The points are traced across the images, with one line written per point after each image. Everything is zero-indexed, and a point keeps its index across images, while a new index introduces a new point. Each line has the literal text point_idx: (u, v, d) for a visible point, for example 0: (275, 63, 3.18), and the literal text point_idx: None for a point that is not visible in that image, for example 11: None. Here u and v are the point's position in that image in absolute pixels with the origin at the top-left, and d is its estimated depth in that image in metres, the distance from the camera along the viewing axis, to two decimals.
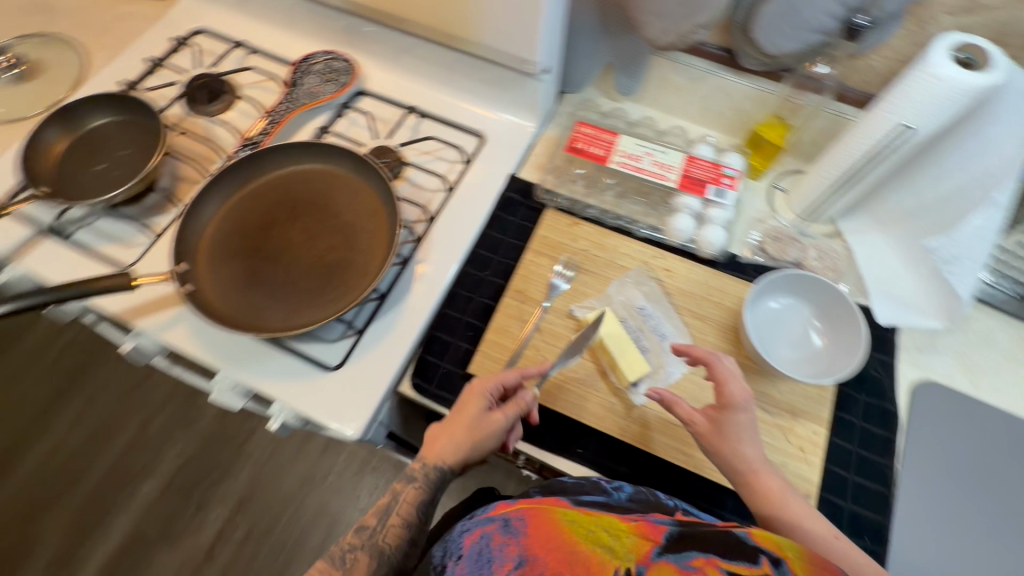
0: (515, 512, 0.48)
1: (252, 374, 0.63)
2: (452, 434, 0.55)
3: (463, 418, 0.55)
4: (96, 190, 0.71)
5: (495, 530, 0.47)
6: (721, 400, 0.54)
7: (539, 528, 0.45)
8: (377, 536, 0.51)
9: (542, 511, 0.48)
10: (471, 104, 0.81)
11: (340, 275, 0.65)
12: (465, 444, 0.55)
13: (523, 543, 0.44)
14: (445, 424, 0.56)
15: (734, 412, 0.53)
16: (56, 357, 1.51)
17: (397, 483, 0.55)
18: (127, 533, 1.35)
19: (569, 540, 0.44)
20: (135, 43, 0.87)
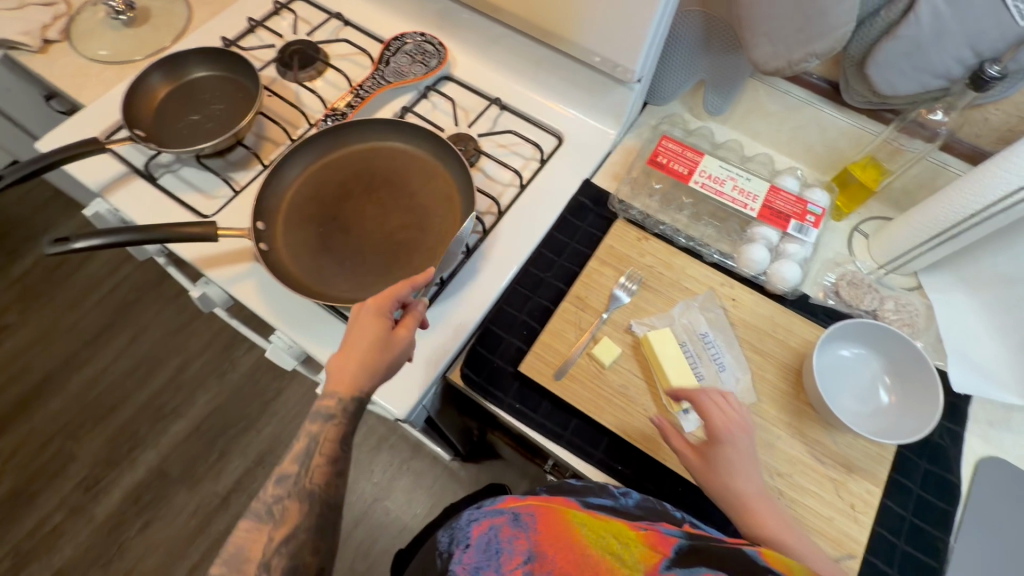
0: (526, 507, 0.48)
1: (310, 338, 0.64)
2: (357, 357, 0.50)
3: (360, 342, 0.51)
4: (188, 139, 0.73)
5: (504, 522, 0.47)
6: (710, 427, 0.54)
7: (549, 522, 0.46)
8: (301, 480, 0.47)
9: (553, 505, 0.48)
10: (554, 104, 0.80)
11: (408, 255, 0.66)
12: (373, 364, 0.51)
13: (533, 538, 0.45)
14: (347, 350, 0.51)
15: (722, 446, 0.53)
16: (112, 290, 1.58)
17: (313, 423, 0.49)
18: (153, 467, 1.41)
19: (579, 542, 0.44)
20: (239, 2, 0.90)
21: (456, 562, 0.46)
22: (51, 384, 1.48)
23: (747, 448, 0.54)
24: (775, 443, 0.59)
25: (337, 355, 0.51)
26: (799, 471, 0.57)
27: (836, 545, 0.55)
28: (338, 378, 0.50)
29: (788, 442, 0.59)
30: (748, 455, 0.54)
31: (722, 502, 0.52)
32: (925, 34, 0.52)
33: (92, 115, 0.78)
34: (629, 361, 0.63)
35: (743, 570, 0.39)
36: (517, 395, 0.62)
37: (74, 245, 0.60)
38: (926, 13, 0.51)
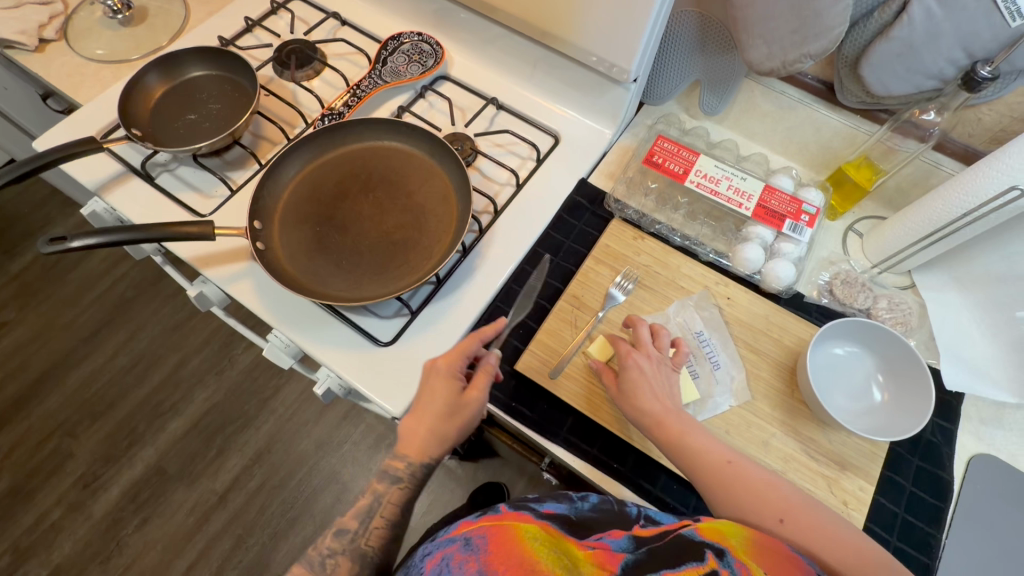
0: (477, 530, 0.48)
1: (307, 338, 0.64)
2: (429, 422, 0.56)
3: (432, 406, 0.56)
4: (185, 138, 0.74)
5: (456, 550, 0.47)
6: (622, 351, 0.59)
7: (499, 543, 0.46)
8: (360, 538, 0.55)
9: (499, 523, 0.48)
10: (551, 103, 0.81)
11: (405, 254, 0.66)
12: (442, 428, 0.56)
13: (483, 560, 0.45)
14: (418, 414, 0.57)
15: (627, 367, 0.58)
16: (109, 288, 1.58)
17: (379, 483, 0.57)
18: (150, 465, 1.41)
19: (529, 557, 0.44)
20: (236, 1, 0.90)
21: None
22: (48, 382, 1.48)
23: (658, 368, 0.58)
24: (769, 441, 0.59)
25: (411, 415, 0.57)
26: (792, 469, 0.58)
27: None
28: (411, 439, 0.56)
29: (782, 439, 0.59)
30: (660, 376, 0.58)
31: (638, 422, 0.56)
32: (918, 36, 0.53)
33: (89, 114, 0.78)
34: None
35: (685, 556, 0.43)
36: (513, 394, 0.63)
37: (71, 244, 0.60)
38: (920, 14, 0.51)
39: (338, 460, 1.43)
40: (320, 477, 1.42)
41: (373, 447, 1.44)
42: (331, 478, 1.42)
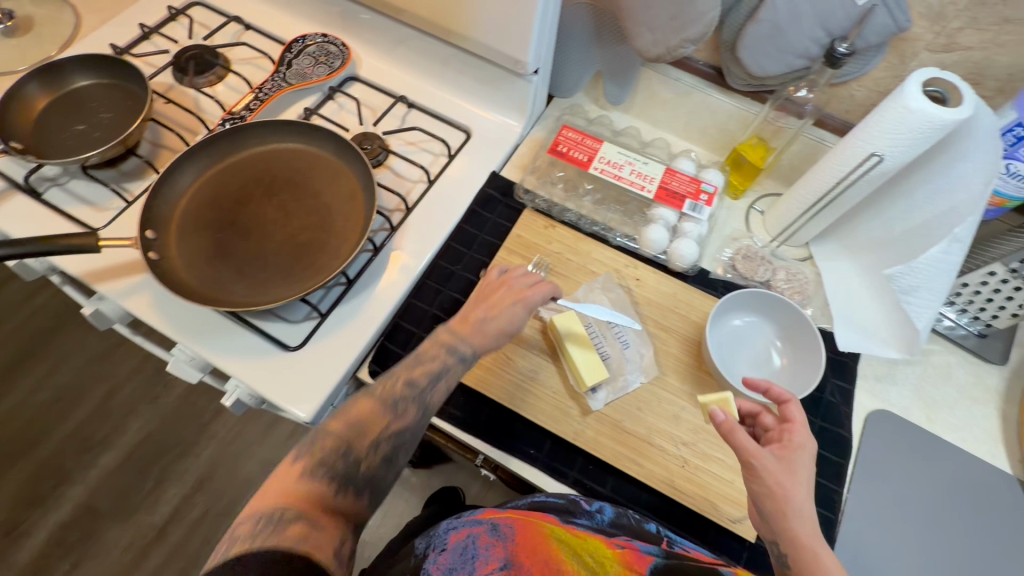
0: (504, 519, 0.51)
1: (209, 348, 0.62)
2: (490, 320, 0.59)
3: (502, 305, 0.60)
4: (73, 150, 0.70)
5: (482, 531, 0.49)
6: (792, 438, 0.48)
7: (527, 535, 0.49)
8: (426, 396, 0.54)
9: (531, 520, 0.51)
10: (461, 99, 0.81)
11: (311, 256, 0.65)
12: (499, 334, 0.58)
13: (511, 547, 0.47)
14: (483, 308, 0.59)
15: (803, 449, 0.48)
16: (26, 320, 1.49)
17: (450, 359, 0.56)
18: (79, 505, 1.33)
19: (556, 558, 0.47)
20: (130, 9, 0.86)
21: (431, 563, 0.46)
22: None
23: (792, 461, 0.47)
24: (679, 414, 0.60)
25: (477, 299, 0.61)
26: (702, 439, 0.59)
27: (738, 505, 0.57)
28: (470, 314, 0.59)
29: (691, 411, 0.61)
30: (804, 468, 0.47)
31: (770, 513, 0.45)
32: (782, 17, 0.56)
33: None
34: (538, 344, 0.64)
35: None
36: None
37: None
38: None
39: None
40: None
41: None
42: None
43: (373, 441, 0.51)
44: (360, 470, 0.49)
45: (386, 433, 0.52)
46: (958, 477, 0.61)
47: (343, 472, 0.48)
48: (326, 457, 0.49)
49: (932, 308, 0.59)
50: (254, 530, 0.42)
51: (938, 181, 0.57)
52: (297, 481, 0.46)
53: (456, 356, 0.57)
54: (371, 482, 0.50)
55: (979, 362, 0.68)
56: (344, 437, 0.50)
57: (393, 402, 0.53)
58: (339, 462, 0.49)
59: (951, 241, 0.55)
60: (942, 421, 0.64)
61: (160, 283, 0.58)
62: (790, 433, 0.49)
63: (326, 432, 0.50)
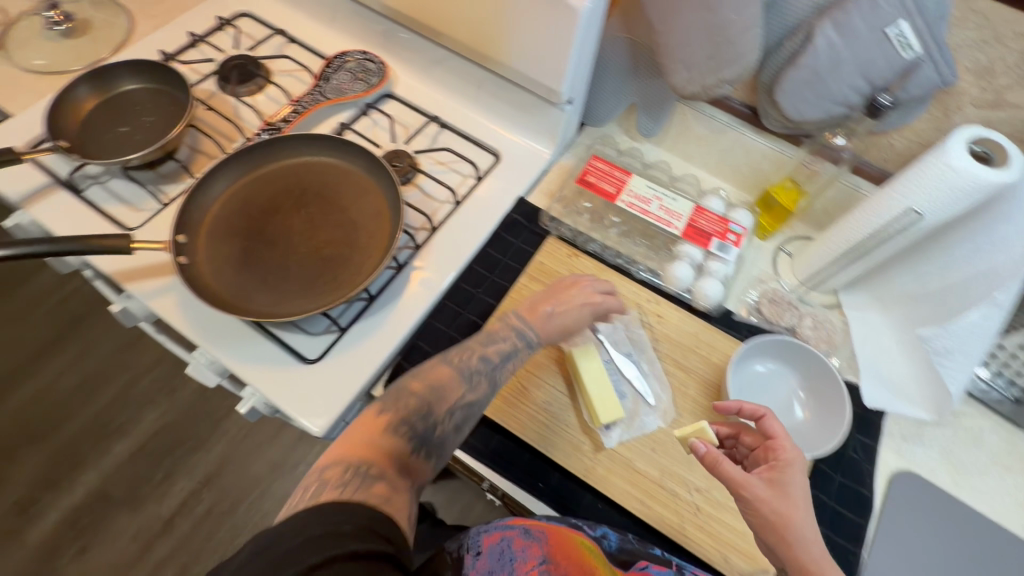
0: (534, 524, 0.54)
1: (228, 354, 0.62)
2: (544, 303, 0.61)
3: (570, 298, 0.62)
4: (117, 150, 0.72)
5: (514, 535, 0.52)
6: (777, 456, 0.50)
7: (560, 540, 0.52)
8: (496, 373, 0.56)
9: (564, 532, 0.54)
10: (494, 123, 0.82)
11: (334, 269, 0.65)
12: (552, 314, 0.61)
13: (545, 549, 0.51)
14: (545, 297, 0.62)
15: (790, 469, 0.49)
16: (61, 306, 1.58)
17: (517, 336, 0.59)
18: (91, 490, 1.36)
19: (587, 563, 0.51)
20: (182, 17, 0.90)
21: (470, 567, 0.50)
22: None
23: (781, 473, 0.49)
24: (694, 459, 0.59)
25: (549, 293, 0.63)
26: (716, 487, 0.58)
27: (748, 558, 0.55)
28: (537, 307, 0.61)
29: None
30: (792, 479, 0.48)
31: (759, 526, 0.47)
32: (822, 64, 0.55)
33: (20, 126, 0.76)
34: (554, 375, 0.63)
35: None
36: None
37: None
38: (822, 43, 0.54)
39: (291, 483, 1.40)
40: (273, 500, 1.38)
41: None
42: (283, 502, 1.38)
43: (450, 409, 0.52)
44: (434, 427, 0.50)
45: (458, 405, 0.53)
46: (986, 550, 0.58)
47: (421, 431, 0.49)
48: (394, 401, 0.50)
49: (966, 371, 0.58)
50: (344, 477, 0.41)
51: (979, 241, 0.55)
52: (377, 437, 0.46)
53: (523, 340, 0.59)
54: (444, 447, 0.51)
55: (1014, 429, 0.65)
56: (426, 399, 0.51)
57: (466, 372, 0.55)
58: (418, 420, 0.49)
59: (989, 305, 0.54)
60: (971, 488, 0.61)
61: (187, 288, 0.59)
62: (774, 452, 0.50)
63: (410, 391, 0.51)
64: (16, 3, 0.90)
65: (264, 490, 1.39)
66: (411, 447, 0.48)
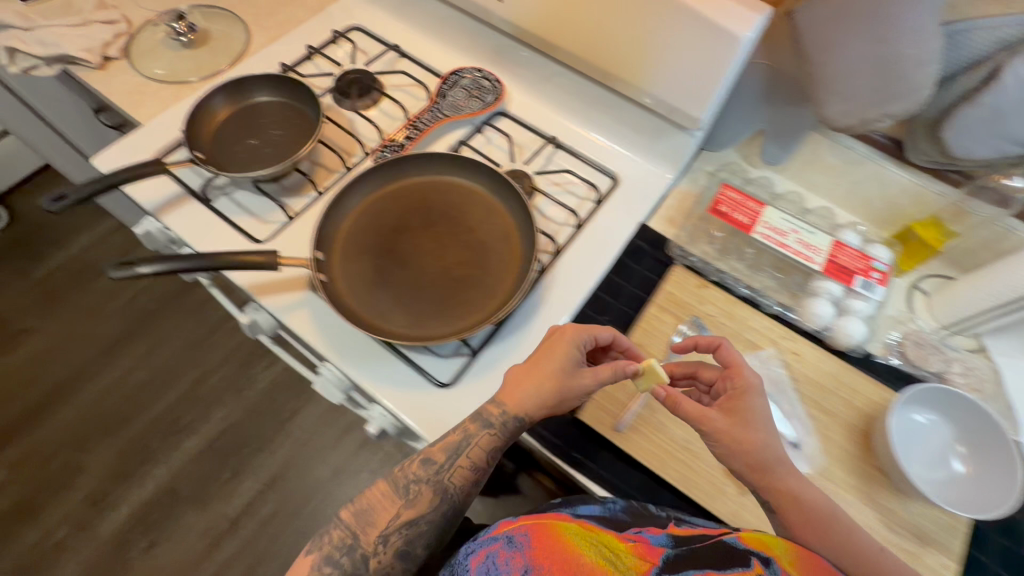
0: (517, 528, 0.46)
1: (363, 374, 0.62)
2: (538, 375, 0.56)
3: (542, 363, 0.56)
4: (247, 163, 0.73)
5: (499, 548, 0.45)
6: (735, 385, 0.55)
7: (542, 538, 0.44)
8: (441, 478, 0.54)
9: (543, 521, 0.46)
10: (610, 145, 0.81)
11: (467, 292, 0.63)
12: (553, 391, 0.55)
13: (528, 557, 0.43)
14: (531, 369, 0.56)
15: (752, 396, 0.54)
16: (135, 301, 1.61)
17: (474, 425, 0.55)
18: (161, 486, 1.39)
19: (575, 554, 0.43)
20: (297, 29, 0.91)
21: None
22: (66, 392, 1.49)
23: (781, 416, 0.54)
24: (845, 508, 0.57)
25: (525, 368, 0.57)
26: None
27: None
28: (515, 387, 0.56)
29: (858, 508, 0.57)
30: None
31: (747, 466, 0.52)
32: (1007, 105, 0.53)
33: (149, 134, 0.78)
34: None
35: (731, 561, 0.43)
36: (575, 444, 0.61)
37: (137, 270, 0.57)
38: (1013, 80, 0.51)
39: (354, 489, 1.40)
40: (336, 506, 1.38)
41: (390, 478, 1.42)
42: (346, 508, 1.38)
43: (381, 535, 0.52)
44: (366, 568, 0.51)
45: (396, 530, 0.52)
46: None
47: (348, 565, 0.51)
48: (337, 547, 0.52)
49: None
50: None
51: None
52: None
53: (486, 426, 0.55)
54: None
55: None
56: (353, 528, 0.52)
57: (407, 489, 0.54)
58: (343, 555, 0.51)
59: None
60: None
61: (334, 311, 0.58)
62: (733, 380, 0.55)
63: (339, 520, 0.53)
64: (138, 12, 0.92)
65: (327, 495, 1.40)
66: None
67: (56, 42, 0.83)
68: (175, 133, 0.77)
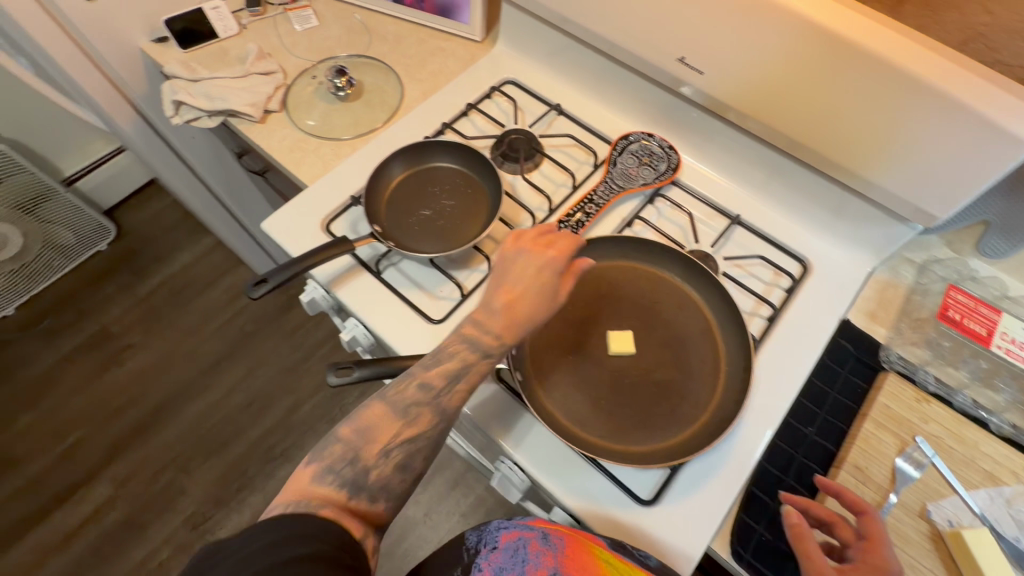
0: (555, 529, 0.52)
1: (558, 483, 0.58)
2: (539, 294, 0.50)
3: (536, 291, 0.50)
4: (422, 237, 0.70)
5: (532, 538, 0.50)
6: (867, 560, 0.49)
7: (576, 548, 0.50)
8: (443, 401, 0.49)
9: (579, 536, 0.51)
10: (796, 224, 0.75)
11: (671, 399, 0.59)
12: (543, 306, 0.50)
13: (559, 560, 0.48)
14: (522, 294, 0.50)
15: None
16: (234, 322, 1.64)
17: (473, 356, 0.49)
18: (257, 513, 1.40)
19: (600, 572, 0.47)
20: (452, 83, 0.88)
21: (483, 560, 0.49)
22: (170, 410, 1.53)
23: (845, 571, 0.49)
24: None
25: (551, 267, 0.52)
26: None
27: None
28: (516, 317, 0.50)
29: None
30: None
31: None
32: None
33: (315, 196, 0.76)
34: (925, 551, 0.55)
35: None
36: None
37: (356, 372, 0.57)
38: None
39: (446, 531, 1.38)
40: (428, 548, 1.36)
41: (482, 522, 1.39)
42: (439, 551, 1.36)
43: (383, 449, 0.47)
44: (366, 478, 0.46)
45: (401, 451, 0.48)
46: None
47: (351, 477, 0.46)
48: (342, 460, 0.46)
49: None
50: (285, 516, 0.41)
51: None
52: (311, 484, 0.45)
53: (478, 352, 0.50)
54: (388, 489, 0.47)
55: None
56: (353, 444, 0.47)
57: (405, 410, 0.48)
58: (344, 467, 0.46)
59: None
60: None
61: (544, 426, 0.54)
62: (866, 554, 0.49)
63: (339, 436, 0.48)
64: (293, 62, 0.91)
65: (419, 536, 1.37)
66: (340, 494, 0.45)
67: (223, 96, 0.83)
68: (342, 200, 0.76)
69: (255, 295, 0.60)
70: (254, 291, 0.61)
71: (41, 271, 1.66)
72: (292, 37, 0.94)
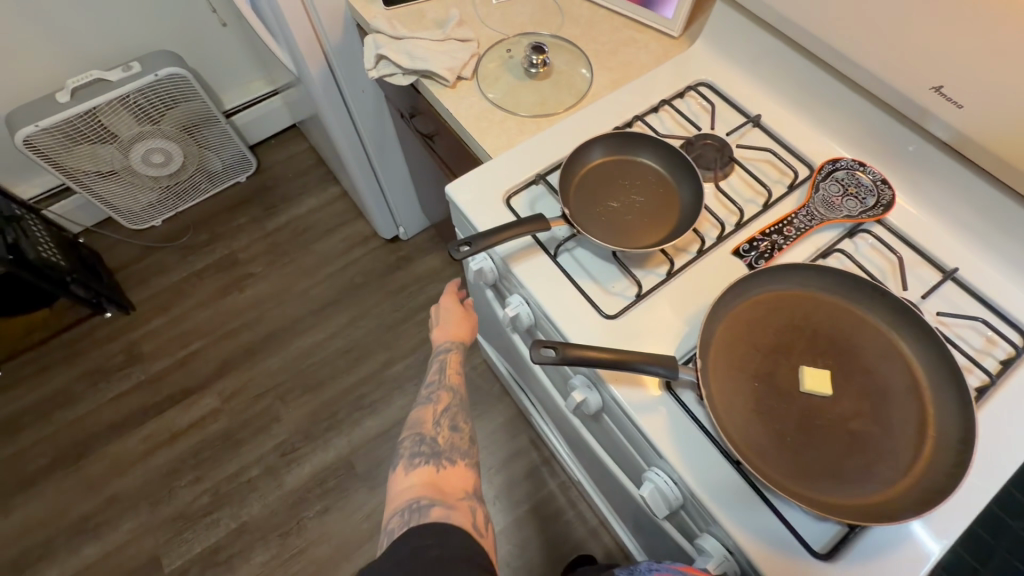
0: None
1: (722, 510, 0.55)
2: (465, 318, 0.79)
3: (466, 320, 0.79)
4: (607, 227, 0.69)
5: None
6: None
7: None
8: (442, 383, 0.71)
9: None
10: (1022, 292, 0.66)
11: (865, 452, 0.55)
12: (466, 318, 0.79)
13: None
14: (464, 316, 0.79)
15: None
16: (346, 271, 1.72)
17: (440, 354, 0.75)
18: (341, 456, 1.46)
19: None
20: (642, 76, 0.86)
21: None
22: (277, 341, 1.63)
23: None
24: None
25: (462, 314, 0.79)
26: None
27: None
28: (463, 328, 0.78)
29: None
30: None
31: None
32: None
33: (499, 169, 0.77)
34: None
35: None
36: None
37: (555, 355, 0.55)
38: None
39: (512, 518, 1.38)
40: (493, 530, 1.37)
41: (550, 519, 1.38)
42: (503, 536, 1.36)
43: (436, 423, 0.65)
44: (441, 448, 0.62)
45: (444, 382, 0.71)
46: None
47: (430, 452, 0.61)
48: (417, 446, 0.62)
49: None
50: (412, 458, 0.60)
51: None
52: (404, 470, 0.59)
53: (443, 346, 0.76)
54: (455, 449, 0.63)
55: None
56: (420, 436, 0.63)
57: (429, 399, 0.69)
58: (424, 451, 0.61)
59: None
60: None
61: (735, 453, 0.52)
62: None
63: (423, 423, 0.65)
64: (486, 33, 0.92)
65: (486, 516, 1.39)
66: (430, 463, 0.60)
67: (422, 57, 0.85)
68: (523, 176, 0.75)
69: (457, 256, 0.63)
70: (457, 253, 0.63)
71: (188, 190, 1.80)
72: (487, 7, 0.95)
